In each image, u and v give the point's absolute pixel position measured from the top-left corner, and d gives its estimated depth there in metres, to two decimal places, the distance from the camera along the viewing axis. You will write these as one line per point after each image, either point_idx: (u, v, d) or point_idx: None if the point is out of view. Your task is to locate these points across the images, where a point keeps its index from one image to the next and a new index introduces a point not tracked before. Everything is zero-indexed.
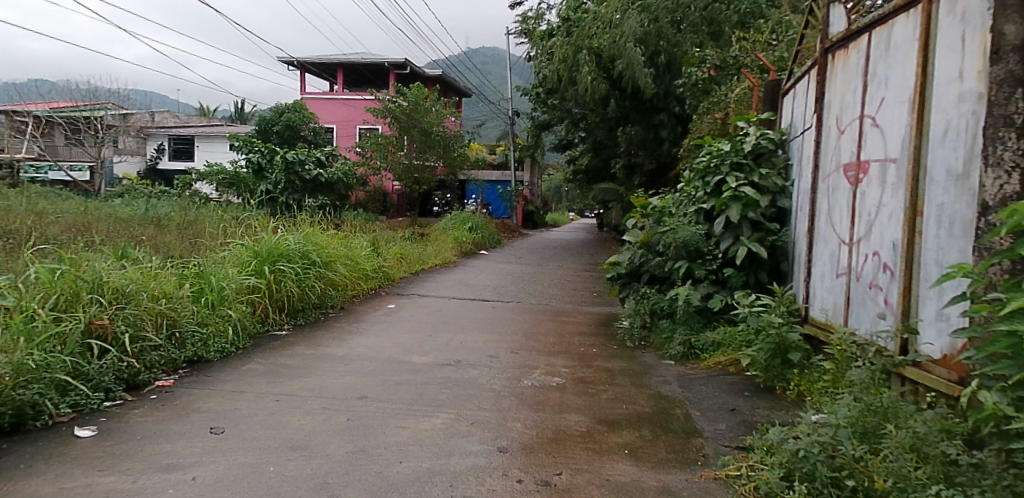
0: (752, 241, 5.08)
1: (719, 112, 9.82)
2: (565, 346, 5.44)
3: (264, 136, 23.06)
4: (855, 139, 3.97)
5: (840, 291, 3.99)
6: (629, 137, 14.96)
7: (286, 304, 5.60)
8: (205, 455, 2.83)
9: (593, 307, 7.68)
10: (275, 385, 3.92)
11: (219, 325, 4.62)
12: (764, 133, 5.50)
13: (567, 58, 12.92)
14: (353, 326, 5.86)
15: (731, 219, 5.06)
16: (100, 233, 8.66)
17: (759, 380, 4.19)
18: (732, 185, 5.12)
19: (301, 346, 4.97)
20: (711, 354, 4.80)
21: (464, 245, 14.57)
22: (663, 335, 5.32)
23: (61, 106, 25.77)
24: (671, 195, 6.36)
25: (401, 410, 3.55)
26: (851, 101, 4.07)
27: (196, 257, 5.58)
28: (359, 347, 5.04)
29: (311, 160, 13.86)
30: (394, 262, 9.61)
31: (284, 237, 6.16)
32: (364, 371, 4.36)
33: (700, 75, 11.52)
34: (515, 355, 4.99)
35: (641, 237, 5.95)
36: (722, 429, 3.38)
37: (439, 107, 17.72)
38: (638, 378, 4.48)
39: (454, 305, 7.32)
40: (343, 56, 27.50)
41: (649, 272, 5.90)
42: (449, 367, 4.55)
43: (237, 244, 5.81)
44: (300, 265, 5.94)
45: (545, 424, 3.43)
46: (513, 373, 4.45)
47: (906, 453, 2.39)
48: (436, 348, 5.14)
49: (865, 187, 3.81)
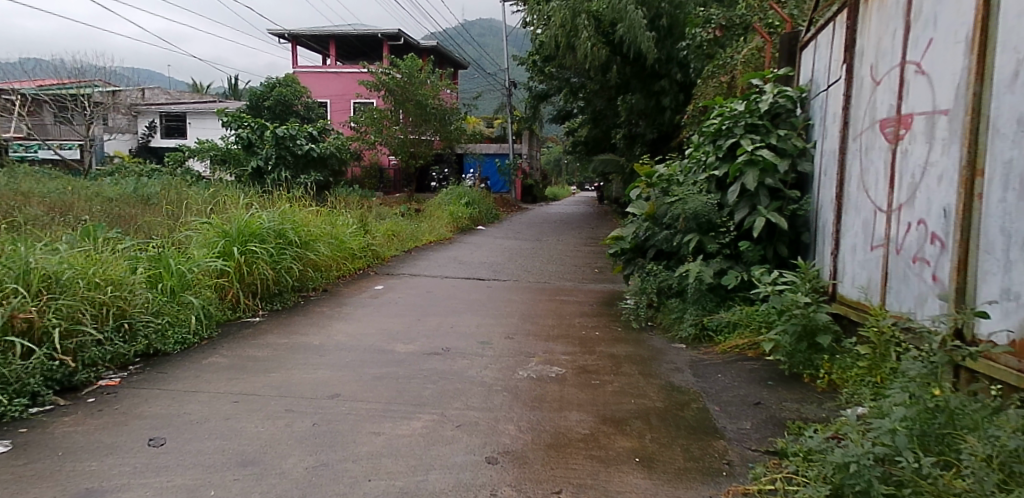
0: (770, 210, 4.61)
1: (725, 75, 9.30)
2: (565, 329, 4.98)
3: (255, 112, 22.38)
4: (894, 90, 3.44)
5: (877, 265, 3.50)
6: (630, 106, 14.34)
7: (259, 288, 5.12)
8: (135, 476, 2.38)
9: (595, 284, 7.20)
10: (237, 383, 3.46)
11: (179, 314, 4.16)
12: (782, 91, 5.04)
13: (565, 23, 12.29)
14: (335, 310, 5.39)
15: (748, 186, 4.59)
16: (74, 213, 8.18)
17: (783, 366, 3.73)
18: (748, 149, 4.63)
19: (274, 335, 4.51)
20: (727, 337, 4.32)
21: (460, 220, 14.04)
22: (672, 315, 4.83)
23: (48, 84, 25.09)
24: (677, 162, 5.82)
25: (375, 411, 3.10)
26: (888, 46, 3.52)
27: (157, 240, 5.09)
28: (338, 335, 4.57)
29: (302, 135, 13.29)
30: (384, 240, 9.11)
31: (257, 215, 5.65)
32: (340, 364, 3.90)
33: (705, 35, 10.99)
34: (510, 341, 4.53)
35: (646, 209, 5.41)
36: (747, 428, 2.92)
37: (434, 78, 17.04)
38: (647, 365, 4.02)
39: (447, 285, 6.84)
40: (335, 28, 26.80)
41: (655, 247, 5.39)
42: (437, 357, 4.09)
43: (204, 224, 5.31)
44: (275, 245, 5.43)
45: (541, 425, 2.98)
46: (507, 363, 3.99)
47: (993, 473, 1.90)
48: (423, 334, 4.68)
49: (906, 145, 3.29)
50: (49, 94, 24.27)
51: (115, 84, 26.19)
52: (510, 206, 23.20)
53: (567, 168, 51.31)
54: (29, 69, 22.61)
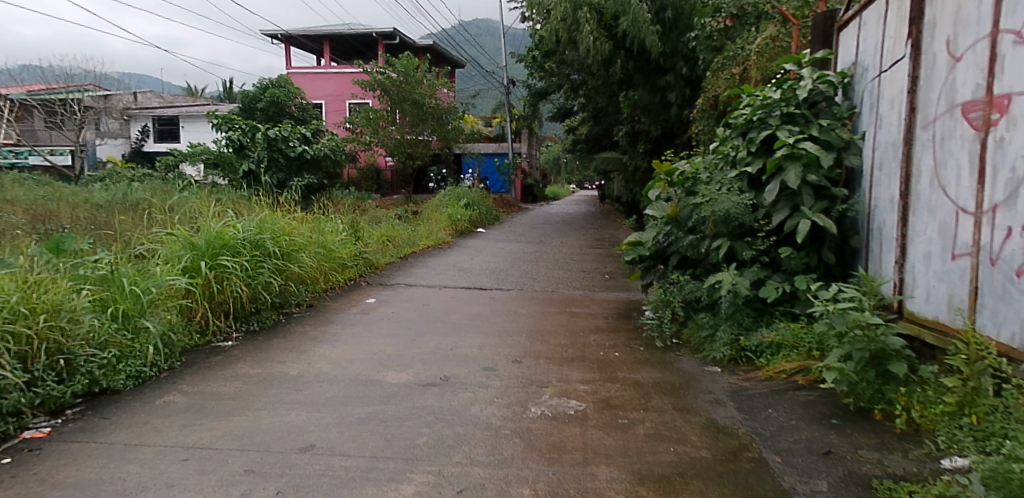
0: (815, 211, 4.02)
1: (736, 67, 8.70)
2: (580, 350, 4.39)
3: (247, 114, 21.68)
4: (983, 66, 2.83)
5: (961, 279, 2.90)
6: (633, 102, 13.49)
7: (232, 308, 4.53)
8: None
9: (606, 293, 6.61)
10: (192, 432, 2.86)
11: (133, 344, 3.58)
12: (823, 75, 4.45)
13: (566, 16, 11.58)
14: (320, 330, 4.80)
15: (790, 184, 4.00)
16: (49, 222, 7.57)
17: (846, 400, 3.15)
18: (788, 141, 4.06)
19: (246, 364, 3.91)
20: (770, 360, 3.73)
21: (459, 223, 13.43)
22: (703, 333, 4.23)
23: (37, 89, 24.42)
24: (700, 158, 5.23)
25: (356, 471, 2.50)
26: (972, 14, 2.92)
27: (111, 254, 4.51)
28: (320, 362, 3.98)
29: (295, 136, 12.66)
30: (378, 247, 8.51)
31: (230, 224, 5.04)
32: (319, 401, 3.30)
33: (715, 25, 10.39)
34: (518, 366, 3.94)
35: (668, 211, 4.82)
36: (823, 491, 2.32)
37: (430, 78, 16.45)
38: (680, 396, 3.41)
39: (446, 296, 6.25)
40: (330, 27, 26.23)
41: (679, 254, 4.80)
42: (433, 390, 3.50)
43: (168, 235, 4.69)
44: (251, 258, 4.82)
45: (564, 488, 2.38)
46: (516, 397, 3.40)
47: None
48: (419, 359, 4.08)
49: (1002, 132, 2.69)
50: (38, 98, 23.69)
51: (106, 88, 25.61)
52: (511, 206, 22.64)
53: (564, 167, 50.85)
54: (16, 73, 22.03)
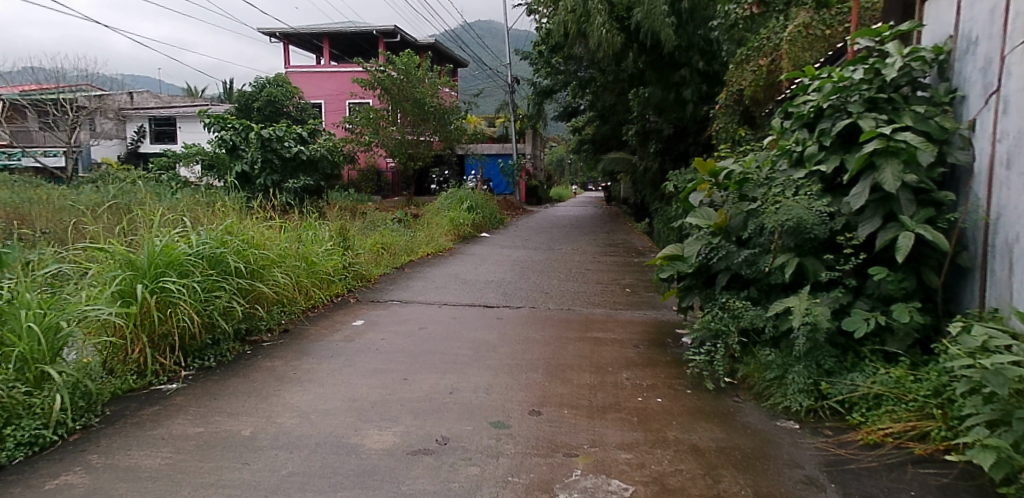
0: (919, 220, 3.13)
1: (765, 57, 7.76)
2: (612, 394, 3.51)
3: (244, 114, 20.87)
4: None
5: None
6: (644, 100, 12.50)
7: (179, 341, 3.66)
8: None
9: (629, 312, 5.72)
10: None
11: (29, 399, 2.73)
12: (915, 51, 3.52)
13: (575, 7, 10.56)
14: (291, 365, 3.91)
15: (886, 187, 3.12)
16: (7, 228, 6.73)
17: (1000, 489, 2.27)
18: (884, 132, 3.18)
19: (187, 419, 3.04)
20: (868, 419, 2.86)
21: (461, 228, 12.55)
22: (769, 376, 3.34)
23: (29, 89, 23.60)
24: (750, 155, 4.31)
25: None
26: None
27: (21, 277, 3.65)
28: (284, 417, 3.10)
29: (290, 136, 11.67)
30: (371, 256, 7.63)
31: (182, 236, 4.16)
32: (274, 481, 2.44)
33: (740, 13, 9.37)
34: (535, 423, 3.07)
35: (719, 219, 3.92)
36: None
37: (432, 76, 15.57)
38: (760, 473, 2.54)
39: (446, 317, 5.37)
40: (329, 25, 25.39)
41: (731, 271, 3.90)
42: (425, 463, 2.62)
43: (99, 253, 3.80)
44: (206, 277, 3.95)
45: None
46: (537, 474, 2.52)
47: None
48: (410, 409, 3.22)
49: None
50: (29, 99, 22.87)
51: (101, 87, 24.77)
52: (514, 209, 21.75)
53: (569, 168, 50.23)
54: None
